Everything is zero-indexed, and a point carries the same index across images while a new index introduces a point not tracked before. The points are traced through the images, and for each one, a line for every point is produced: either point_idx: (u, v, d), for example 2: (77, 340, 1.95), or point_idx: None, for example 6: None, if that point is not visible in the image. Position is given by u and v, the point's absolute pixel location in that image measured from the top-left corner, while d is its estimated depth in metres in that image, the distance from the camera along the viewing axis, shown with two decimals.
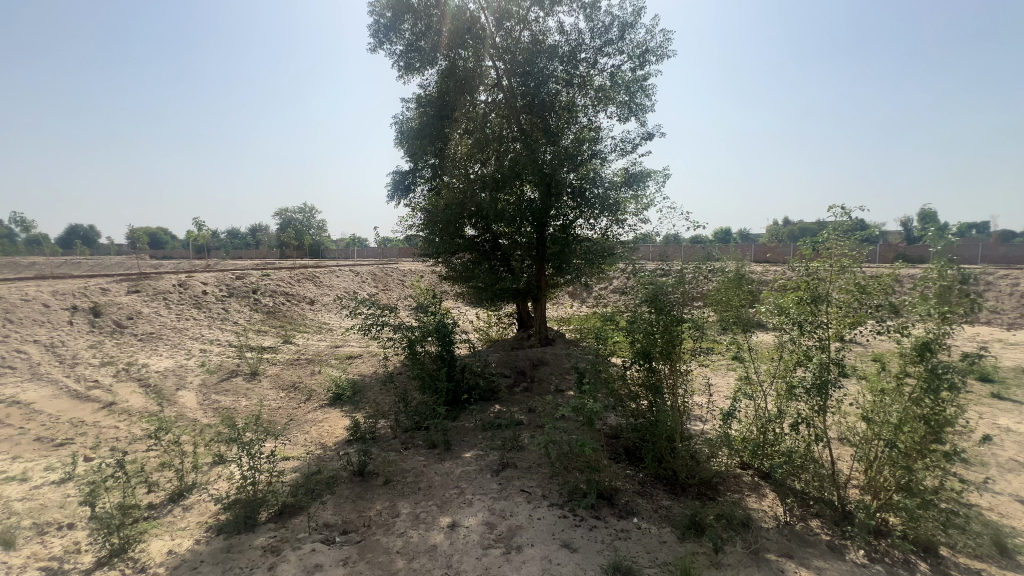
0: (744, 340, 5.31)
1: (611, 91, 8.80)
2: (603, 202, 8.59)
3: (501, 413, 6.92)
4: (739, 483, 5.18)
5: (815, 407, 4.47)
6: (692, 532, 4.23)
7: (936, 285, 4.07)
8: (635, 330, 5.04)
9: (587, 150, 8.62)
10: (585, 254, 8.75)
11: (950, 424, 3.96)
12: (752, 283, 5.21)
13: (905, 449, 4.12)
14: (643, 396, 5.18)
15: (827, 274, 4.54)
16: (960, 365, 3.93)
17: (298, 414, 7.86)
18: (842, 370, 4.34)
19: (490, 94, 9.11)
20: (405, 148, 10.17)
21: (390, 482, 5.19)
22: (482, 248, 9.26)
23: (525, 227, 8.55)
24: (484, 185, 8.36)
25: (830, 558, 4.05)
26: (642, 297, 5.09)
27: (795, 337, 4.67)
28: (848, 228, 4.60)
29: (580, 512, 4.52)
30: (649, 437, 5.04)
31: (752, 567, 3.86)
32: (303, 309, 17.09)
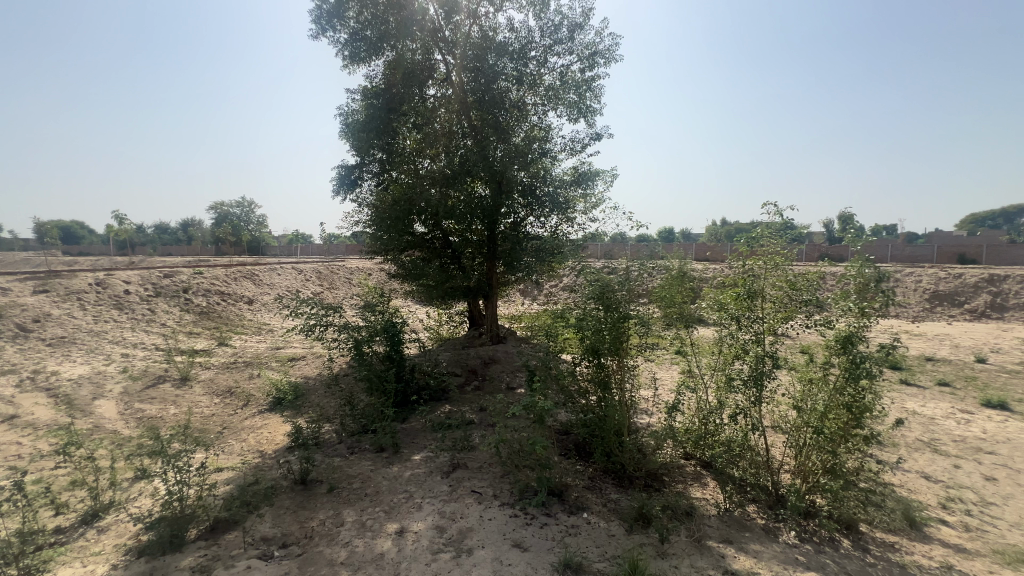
0: (687, 335, 5.52)
1: (562, 90, 8.86)
2: (553, 201, 8.67)
3: (451, 413, 6.81)
4: (683, 473, 5.38)
5: (752, 398, 4.68)
6: (639, 524, 4.35)
7: (856, 282, 4.41)
8: (585, 328, 5.07)
9: (537, 149, 8.65)
10: (536, 252, 8.77)
11: (868, 410, 4.29)
12: (694, 281, 5.44)
13: (831, 436, 4.41)
14: (592, 391, 5.26)
15: (762, 271, 4.78)
16: (876, 355, 4.28)
17: (234, 421, 7.38)
18: (776, 362, 4.57)
19: (439, 89, 9.07)
20: (352, 142, 9.66)
21: (335, 490, 4.97)
22: (432, 245, 9.06)
23: (476, 224, 8.44)
24: (436, 181, 8.18)
25: (766, 541, 4.28)
26: (591, 293, 5.17)
27: (733, 331, 4.87)
28: (781, 227, 4.84)
29: (531, 510, 4.51)
30: (598, 432, 5.12)
31: (695, 554, 4.01)
32: (240, 309, 16.10)
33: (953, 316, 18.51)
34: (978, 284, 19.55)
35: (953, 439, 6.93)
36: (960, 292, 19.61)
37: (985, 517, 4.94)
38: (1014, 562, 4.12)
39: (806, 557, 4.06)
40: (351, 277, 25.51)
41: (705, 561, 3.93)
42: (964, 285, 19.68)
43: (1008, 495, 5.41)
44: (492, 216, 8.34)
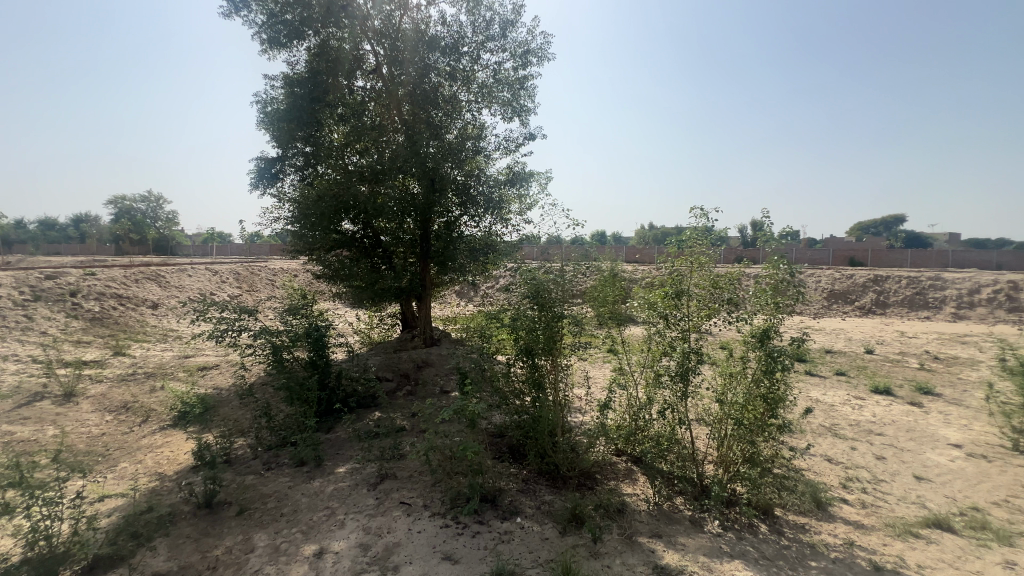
0: (618, 334, 5.60)
1: (495, 88, 8.74)
2: (487, 201, 8.50)
3: (381, 420, 6.46)
4: (614, 471, 5.45)
5: (678, 393, 4.83)
6: (573, 525, 4.32)
7: (772, 280, 4.65)
8: (519, 328, 4.98)
9: (471, 147, 8.44)
10: (470, 252, 8.58)
11: (781, 401, 4.56)
12: (624, 280, 5.53)
13: (750, 427, 4.63)
14: (526, 392, 5.18)
15: (688, 270, 4.92)
16: (789, 349, 4.54)
17: (128, 441, 6.51)
18: (701, 358, 4.74)
19: (367, 81, 8.56)
20: (272, 133, 8.94)
21: (246, 512, 4.50)
22: (362, 244, 8.53)
23: (407, 221, 8.09)
24: (364, 176, 7.79)
25: (692, 532, 4.41)
26: (525, 293, 5.09)
27: (661, 329, 5.00)
28: (705, 230, 4.96)
29: (463, 518, 4.33)
30: (531, 433, 5.04)
31: (627, 552, 4.03)
32: (142, 314, 14.45)
33: (846, 313, 20.67)
34: (865, 284, 22.02)
35: (849, 423, 7.63)
36: (851, 290, 21.98)
37: (878, 494, 5.44)
38: (902, 534, 4.55)
39: (729, 546, 4.22)
40: (274, 279, 23.88)
41: (636, 558, 3.97)
42: (855, 284, 22.10)
43: (895, 472, 6.01)
44: (425, 212, 7.99)
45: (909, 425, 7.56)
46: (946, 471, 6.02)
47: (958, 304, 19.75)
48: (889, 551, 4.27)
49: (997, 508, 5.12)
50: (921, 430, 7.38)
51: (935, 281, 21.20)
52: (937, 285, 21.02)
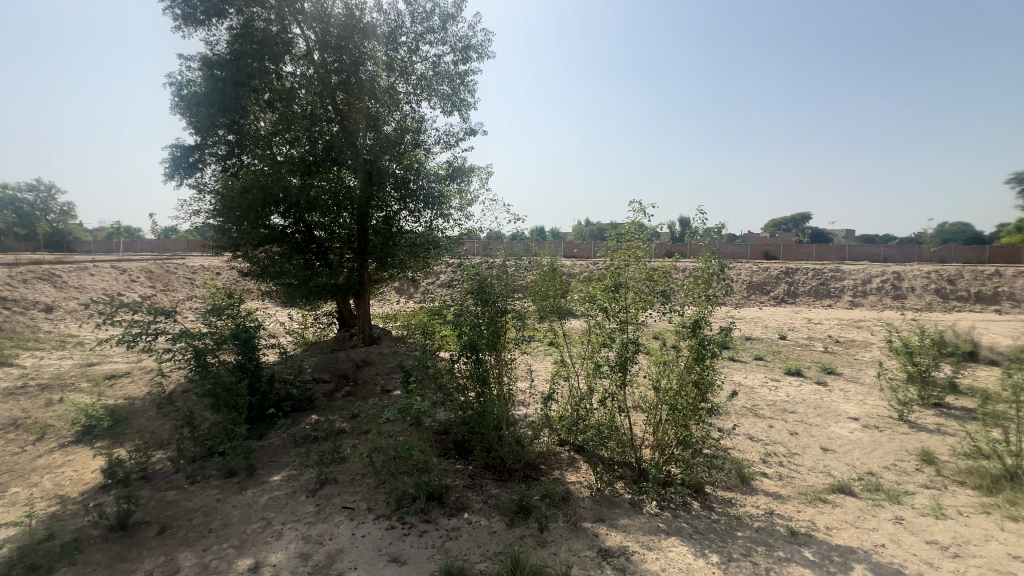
0: (560, 327, 5.72)
1: (434, 81, 8.58)
2: (428, 196, 8.41)
3: (318, 423, 6.19)
4: (558, 460, 5.59)
5: (618, 382, 5.04)
6: (519, 516, 4.39)
7: (702, 273, 4.94)
8: (462, 324, 4.94)
9: (409, 140, 8.26)
10: (410, 248, 8.38)
11: (711, 386, 4.88)
12: (564, 275, 5.65)
13: (683, 411, 4.93)
14: (470, 388, 5.16)
15: (625, 264, 5.12)
16: (717, 337, 4.86)
17: (20, 462, 5.76)
18: (638, 348, 4.97)
19: (297, 67, 8.12)
20: (190, 119, 8.17)
21: (168, 530, 4.14)
22: (294, 240, 8.00)
23: (343, 215, 7.73)
24: (295, 168, 7.31)
25: (632, 514, 4.63)
26: (468, 289, 5.06)
27: (601, 321, 5.17)
28: (642, 225, 5.17)
29: (409, 519, 4.27)
30: (477, 428, 5.05)
31: (572, 538, 4.16)
32: (32, 319, 12.77)
33: (763, 302, 22.50)
34: (779, 276, 24.08)
35: (767, 403, 8.33)
36: (767, 282, 23.94)
37: (792, 466, 6.01)
38: (812, 500, 5.06)
39: (665, 524, 4.48)
40: (193, 277, 22.04)
41: (581, 543, 4.10)
42: (770, 276, 24.10)
43: (806, 445, 6.66)
44: (362, 208, 7.80)
45: (816, 402, 8.39)
46: (847, 441, 6.76)
47: (854, 293, 22.15)
48: (802, 517, 4.72)
49: (888, 471, 5.83)
50: (826, 406, 8.21)
51: (836, 272, 23.62)
52: (837, 276, 23.43)
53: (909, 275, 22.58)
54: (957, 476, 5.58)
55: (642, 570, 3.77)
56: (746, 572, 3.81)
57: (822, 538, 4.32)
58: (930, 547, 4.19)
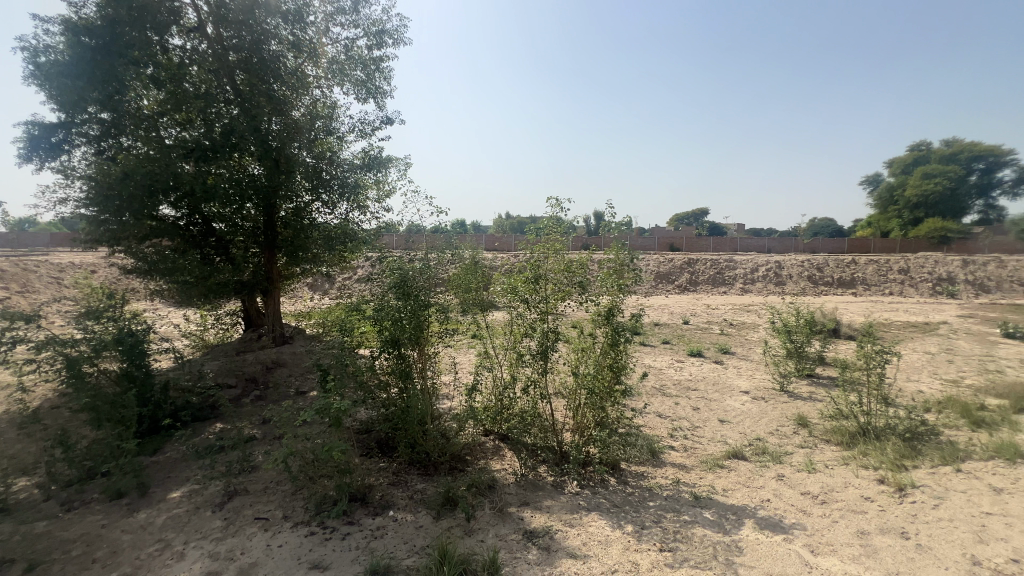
0: (482, 319, 5.78)
1: (347, 66, 8.19)
2: (343, 185, 7.97)
3: (224, 432, 5.71)
4: (483, 450, 5.68)
5: (539, 370, 5.22)
6: (446, 508, 4.41)
7: (615, 264, 5.25)
8: (383, 319, 4.82)
9: (321, 127, 7.83)
10: (326, 241, 7.87)
11: (624, 369, 5.22)
12: (486, 267, 5.71)
13: (600, 394, 5.22)
14: (393, 384, 5.05)
15: (544, 256, 5.29)
16: (630, 323, 5.20)
17: None
18: (557, 337, 5.18)
19: (187, 40, 7.28)
20: (53, 93, 6.98)
21: (41, 566, 3.62)
22: (189, 233, 7.23)
23: (247, 207, 7.11)
24: (188, 153, 6.61)
25: (554, 495, 4.85)
26: (389, 283, 4.93)
27: (522, 312, 5.31)
28: (558, 219, 5.36)
29: (330, 523, 4.11)
30: (400, 424, 4.97)
31: (499, 524, 4.26)
32: None
33: (669, 291, 24.32)
34: (682, 266, 26.14)
35: (673, 383, 9.07)
36: (672, 271, 25.88)
37: (694, 438, 6.63)
38: (711, 467, 5.63)
39: (585, 501, 4.75)
40: (60, 276, 19.09)
41: (508, 528, 4.22)
42: (675, 267, 26.08)
43: (706, 418, 7.38)
44: (270, 198, 7.20)
45: (714, 380, 9.30)
46: (739, 412, 7.59)
47: (745, 281, 24.72)
48: (703, 482, 5.25)
49: (771, 436, 6.63)
50: (722, 383, 9.13)
51: (729, 262, 26.17)
52: (731, 265, 25.97)
53: (787, 264, 25.64)
54: (823, 435, 6.51)
55: (565, 546, 3.98)
56: (657, 537, 4.16)
57: (720, 499, 4.83)
58: (804, 498, 4.86)
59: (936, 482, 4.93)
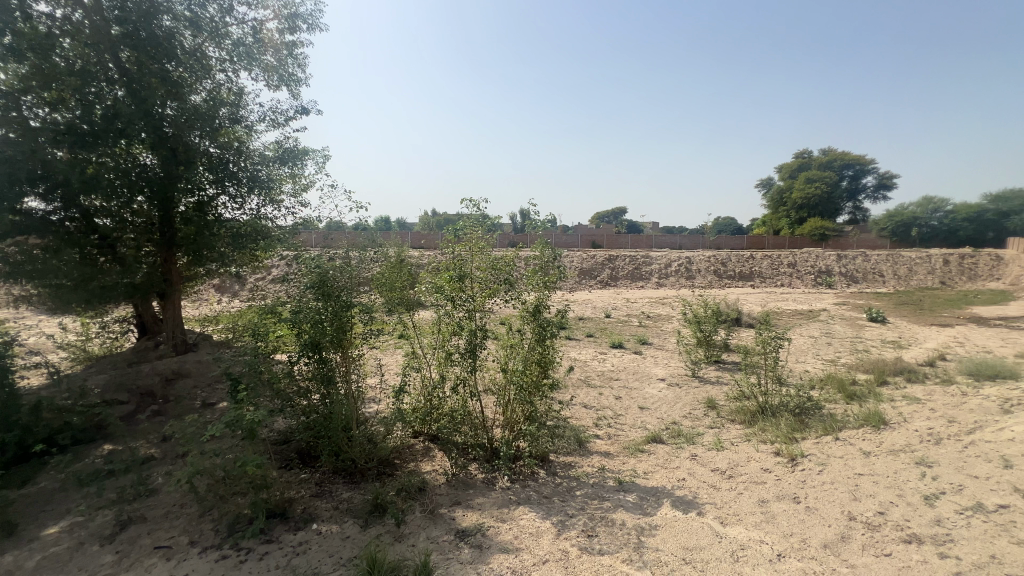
0: (409, 319, 5.64)
1: (255, 49, 7.55)
2: (253, 178, 7.37)
3: (115, 454, 5.08)
4: (412, 453, 5.56)
5: (468, 368, 5.20)
6: (375, 515, 4.27)
7: (540, 261, 5.35)
8: (301, 321, 4.53)
9: (225, 114, 7.19)
10: (233, 238, 7.22)
11: (551, 363, 5.36)
12: (411, 266, 5.58)
13: (529, 389, 5.31)
14: (314, 390, 4.77)
15: (468, 254, 5.28)
16: (556, 319, 5.34)
17: None
18: (486, 335, 5.18)
19: (54, 7, 6.20)
20: None
21: None
22: (65, 231, 6.13)
23: (137, 200, 6.34)
24: (60, 137, 5.74)
25: (486, 492, 4.87)
26: (306, 283, 4.65)
27: (449, 311, 5.23)
28: (479, 218, 5.39)
29: (245, 543, 3.81)
30: (323, 432, 4.72)
31: (430, 526, 4.20)
32: None
33: (591, 286, 25.31)
34: (604, 262, 27.32)
35: (597, 374, 9.48)
36: (595, 268, 26.95)
37: (617, 425, 6.99)
38: (633, 452, 5.96)
39: (516, 495, 4.83)
40: None
41: (439, 529, 4.17)
42: (597, 262, 27.24)
43: (627, 406, 7.80)
44: (166, 190, 6.50)
45: (634, 369, 9.85)
46: (657, 399, 8.11)
47: (660, 276, 26.44)
48: (626, 467, 5.54)
49: (685, 419, 7.16)
50: (641, 372, 9.70)
51: (646, 258, 27.80)
52: (647, 261, 27.60)
53: (697, 259, 27.75)
54: (729, 415, 7.15)
55: (497, 542, 4.01)
56: (585, 524, 4.34)
57: (641, 483, 5.13)
58: (714, 474, 5.31)
59: (820, 450, 5.61)
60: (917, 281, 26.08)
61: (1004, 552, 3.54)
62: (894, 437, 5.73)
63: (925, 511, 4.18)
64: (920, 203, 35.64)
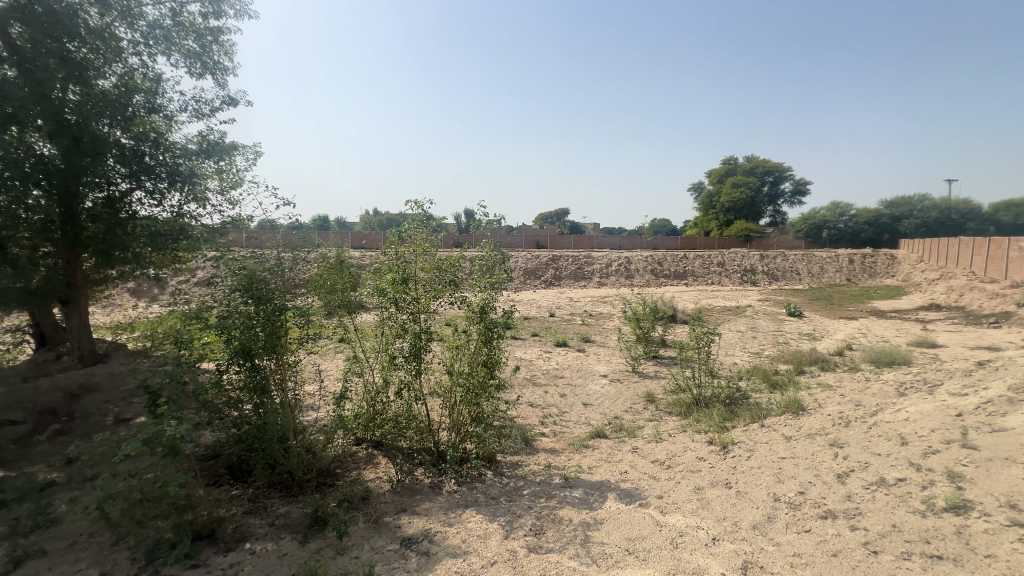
0: (350, 322, 5.42)
1: (175, 33, 6.96)
2: (173, 173, 6.80)
3: (7, 481, 4.50)
4: (355, 461, 5.37)
5: (413, 371, 5.08)
6: (315, 529, 4.07)
7: (485, 262, 5.34)
8: (229, 327, 4.22)
9: (140, 103, 6.57)
10: (149, 238, 6.52)
11: (497, 364, 5.36)
12: (352, 267, 5.37)
13: (475, 390, 5.28)
14: (245, 400, 4.47)
15: (412, 256, 5.15)
16: (502, 319, 5.34)
17: None
18: (431, 337, 5.09)
19: None
20: None
21: None
22: None
23: (32, 194, 5.62)
24: None
25: (433, 497, 4.79)
26: (234, 286, 4.33)
27: (393, 313, 5.08)
28: (423, 219, 5.27)
29: (168, 571, 3.51)
30: (256, 444, 4.43)
31: (375, 536, 4.07)
32: None
33: (535, 285, 25.62)
34: (547, 262, 27.76)
35: (543, 372, 9.62)
36: (539, 267, 27.28)
37: (562, 422, 7.13)
38: (578, 448, 6.09)
39: (464, 498, 4.79)
40: None
41: (384, 538, 4.05)
42: (541, 262, 27.61)
43: (572, 403, 7.98)
44: (69, 183, 5.84)
45: (578, 367, 10.09)
46: (600, 395, 8.36)
47: (601, 275, 27.27)
48: (571, 463, 5.67)
49: (627, 413, 7.43)
50: (585, 369, 9.96)
51: (588, 258, 28.56)
52: (589, 261, 28.36)
53: (635, 259, 28.89)
54: (667, 408, 7.51)
55: (444, 547, 3.95)
56: (532, 522, 4.38)
57: (586, 478, 5.26)
58: (653, 465, 5.55)
59: (748, 437, 6.02)
60: (827, 278, 28.69)
61: (903, 520, 3.96)
62: (810, 422, 6.26)
63: (837, 488, 4.60)
64: (829, 207, 39.25)
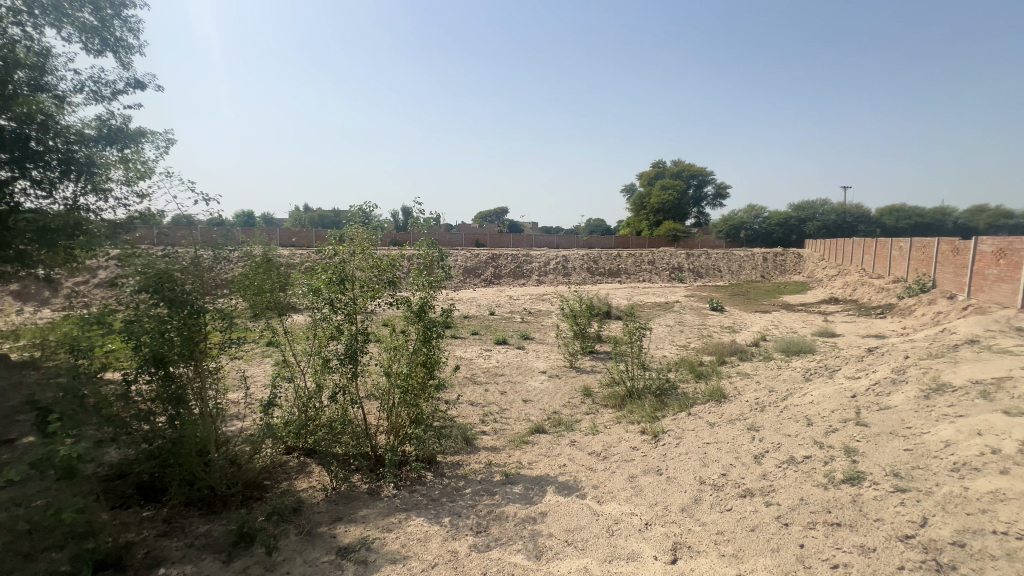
0: (279, 324, 5.12)
1: (66, 4, 6.22)
2: (66, 160, 6.06)
3: None
4: (285, 471, 5.08)
5: (348, 375, 4.89)
6: (240, 546, 3.81)
7: (423, 260, 5.26)
8: (137, 334, 3.85)
9: (22, 79, 5.79)
10: (38, 234, 5.71)
11: (436, 364, 5.30)
12: (280, 266, 5.09)
13: (415, 391, 5.19)
14: (158, 412, 4.09)
15: (347, 254, 4.95)
16: (441, 319, 5.28)
17: None
18: (367, 338, 4.93)
19: None
20: None
21: None
22: None
23: None
24: None
25: (371, 503, 4.65)
26: (141, 288, 3.92)
27: (327, 314, 4.86)
28: (361, 217, 5.11)
29: None
30: (171, 460, 4.07)
31: (307, 549, 3.88)
32: None
33: (475, 284, 25.54)
34: (487, 261, 27.78)
35: (483, 371, 9.64)
36: (479, 266, 27.21)
37: (502, 419, 7.19)
38: (518, 444, 6.17)
39: (403, 502, 4.69)
40: None
41: (318, 550, 3.87)
42: (481, 261, 27.56)
43: (512, 400, 8.06)
44: None
45: (518, 364, 10.20)
46: (539, 391, 8.51)
47: (540, 274, 27.71)
48: (512, 460, 5.73)
49: (565, 408, 7.63)
50: (524, 366, 10.09)
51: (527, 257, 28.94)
52: (528, 259, 28.74)
53: (572, 258, 29.67)
54: (602, 401, 7.80)
55: (383, 553, 3.84)
56: (474, 521, 4.39)
57: (527, 473, 5.34)
58: (590, 457, 5.75)
59: (677, 426, 6.39)
60: (745, 275, 31.09)
61: (809, 493, 4.39)
62: (731, 408, 6.76)
63: (754, 468, 5.01)
64: (746, 210, 42.51)
